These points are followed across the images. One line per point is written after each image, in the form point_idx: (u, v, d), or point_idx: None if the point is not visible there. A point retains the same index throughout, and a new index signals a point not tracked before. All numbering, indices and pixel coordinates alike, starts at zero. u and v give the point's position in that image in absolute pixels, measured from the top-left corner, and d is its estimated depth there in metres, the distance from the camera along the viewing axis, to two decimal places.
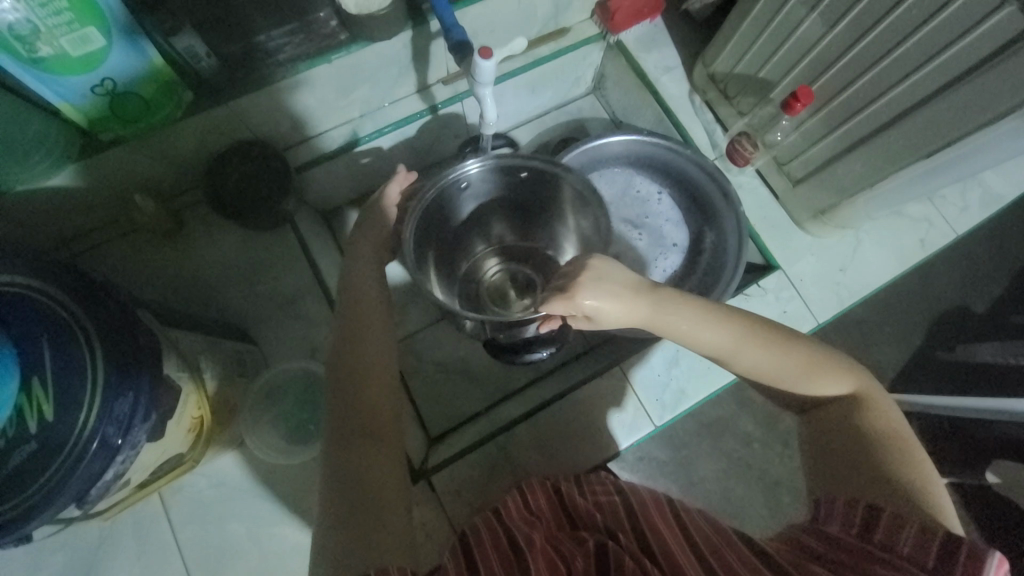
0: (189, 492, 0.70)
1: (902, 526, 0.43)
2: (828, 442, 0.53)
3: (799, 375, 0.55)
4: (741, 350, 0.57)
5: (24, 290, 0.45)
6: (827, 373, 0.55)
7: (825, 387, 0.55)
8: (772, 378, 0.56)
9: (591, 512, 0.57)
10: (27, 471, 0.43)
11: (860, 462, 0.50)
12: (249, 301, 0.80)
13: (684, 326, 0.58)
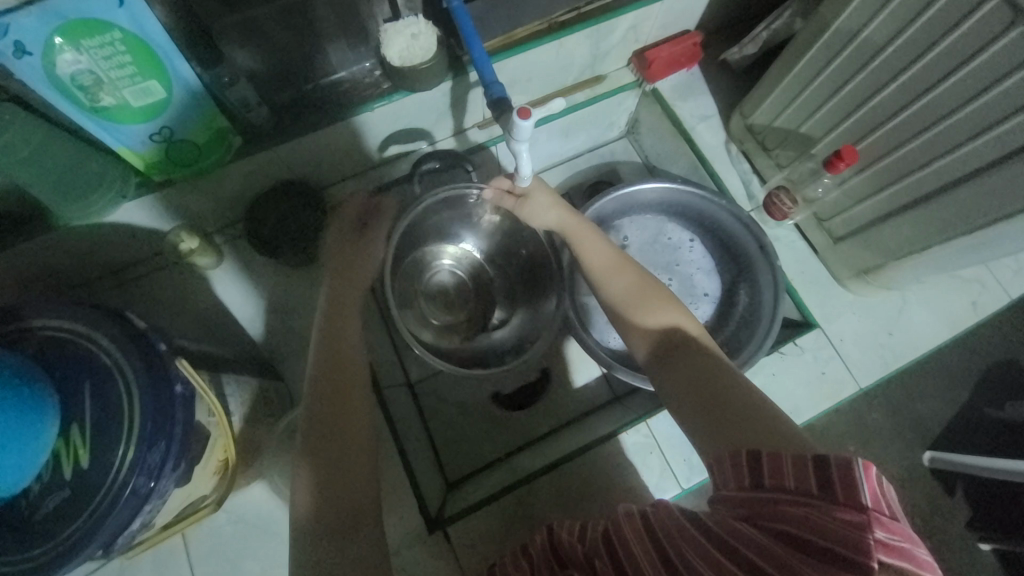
0: (210, 527, 0.71)
1: (781, 459, 0.44)
2: (650, 339, 0.61)
3: (657, 300, 0.64)
4: (612, 277, 0.68)
5: (71, 336, 0.47)
6: (664, 306, 0.63)
7: (655, 317, 0.62)
8: (626, 298, 0.66)
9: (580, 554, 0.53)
10: (57, 518, 0.44)
11: (721, 402, 0.52)
12: (280, 336, 0.82)
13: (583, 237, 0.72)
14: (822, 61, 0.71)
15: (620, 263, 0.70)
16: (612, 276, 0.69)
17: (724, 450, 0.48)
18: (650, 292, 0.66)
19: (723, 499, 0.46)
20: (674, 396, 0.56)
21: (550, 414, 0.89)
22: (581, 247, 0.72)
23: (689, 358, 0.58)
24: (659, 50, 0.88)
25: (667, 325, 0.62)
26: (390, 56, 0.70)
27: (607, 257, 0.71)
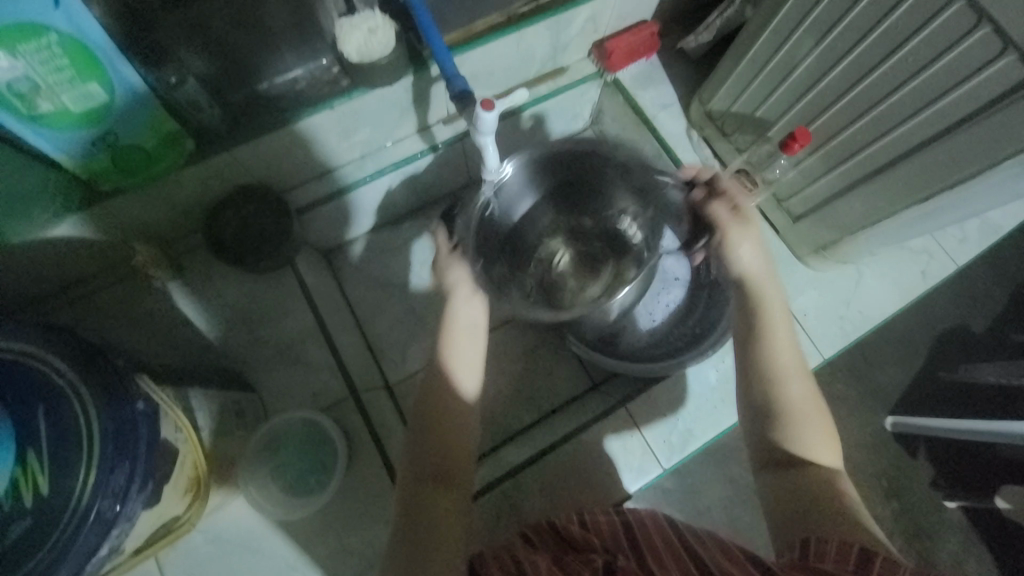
0: (186, 549, 0.68)
1: (896, 564, 0.42)
2: (787, 446, 0.56)
3: (822, 424, 0.57)
4: (791, 378, 0.59)
5: (19, 358, 0.44)
6: (824, 435, 0.57)
7: (817, 445, 0.56)
8: (792, 399, 0.58)
9: (588, 536, 0.58)
10: (16, 549, 0.41)
11: (816, 506, 0.51)
12: (249, 346, 0.79)
13: (766, 300, 0.63)
14: (774, 45, 0.74)
15: (800, 365, 0.61)
16: (787, 374, 0.59)
17: (823, 537, 0.47)
18: (821, 414, 0.58)
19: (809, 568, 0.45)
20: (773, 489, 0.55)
21: (532, 405, 0.89)
22: (769, 316, 0.62)
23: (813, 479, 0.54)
24: (618, 40, 0.90)
25: (813, 448, 0.56)
26: (348, 51, 0.68)
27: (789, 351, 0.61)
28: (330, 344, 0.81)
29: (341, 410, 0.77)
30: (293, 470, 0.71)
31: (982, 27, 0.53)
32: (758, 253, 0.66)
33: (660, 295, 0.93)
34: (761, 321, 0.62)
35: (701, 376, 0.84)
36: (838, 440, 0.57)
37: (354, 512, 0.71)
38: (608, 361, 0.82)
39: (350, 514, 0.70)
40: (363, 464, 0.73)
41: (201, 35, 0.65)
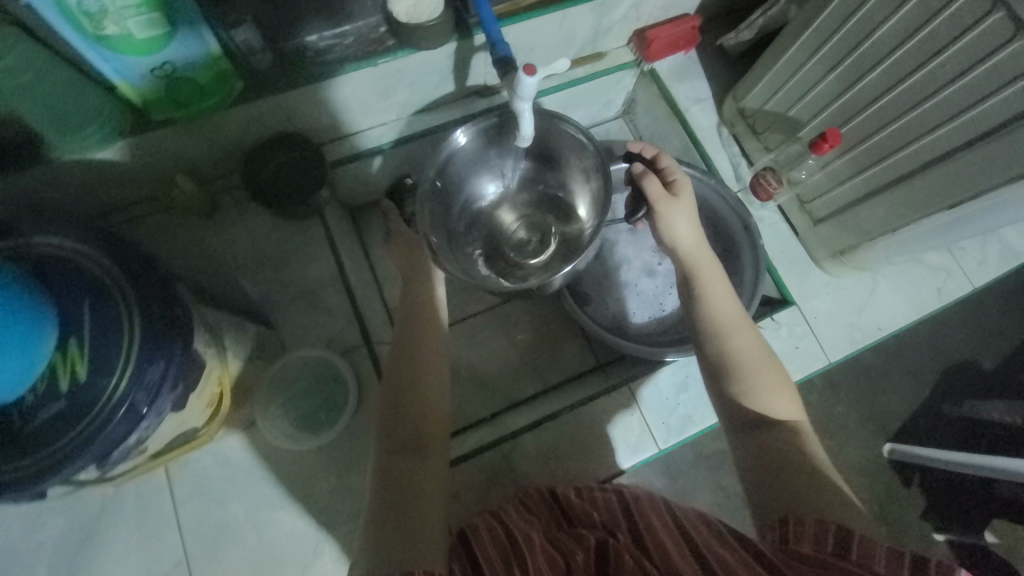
0: (195, 468, 0.71)
1: (873, 546, 0.42)
2: (750, 409, 0.58)
3: (772, 377, 0.59)
4: (735, 332, 0.62)
5: (73, 258, 0.48)
6: (780, 393, 0.59)
7: (775, 402, 0.58)
8: (740, 360, 0.60)
9: (587, 512, 0.61)
10: (49, 429, 0.44)
11: (793, 473, 0.52)
12: (273, 287, 0.82)
13: (701, 269, 0.66)
14: (813, 46, 0.75)
15: (742, 319, 0.64)
16: (733, 331, 0.62)
17: (801, 513, 0.48)
18: (767, 365, 0.60)
19: (785, 550, 0.46)
20: (748, 467, 0.55)
21: (536, 378, 0.91)
22: (705, 289, 0.65)
23: (779, 437, 0.55)
24: (659, 30, 0.91)
25: (770, 405, 0.58)
26: (398, 12, 0.71)
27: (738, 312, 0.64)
28: (349, 295, 0.83)
29: (355, 356, 0.79)
30: (304, 404, 0.74)
31: (1017, 39, 0.53)
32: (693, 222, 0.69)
33: (661, 296, 0.94)
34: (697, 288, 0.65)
35: None
36: (796, 398, 0.59)
37: (357, 453, 0.73)
38: (621, 343, 0.83)
39: (351, 455, 0.73)
40: (370, 410, 0.75)
41: None
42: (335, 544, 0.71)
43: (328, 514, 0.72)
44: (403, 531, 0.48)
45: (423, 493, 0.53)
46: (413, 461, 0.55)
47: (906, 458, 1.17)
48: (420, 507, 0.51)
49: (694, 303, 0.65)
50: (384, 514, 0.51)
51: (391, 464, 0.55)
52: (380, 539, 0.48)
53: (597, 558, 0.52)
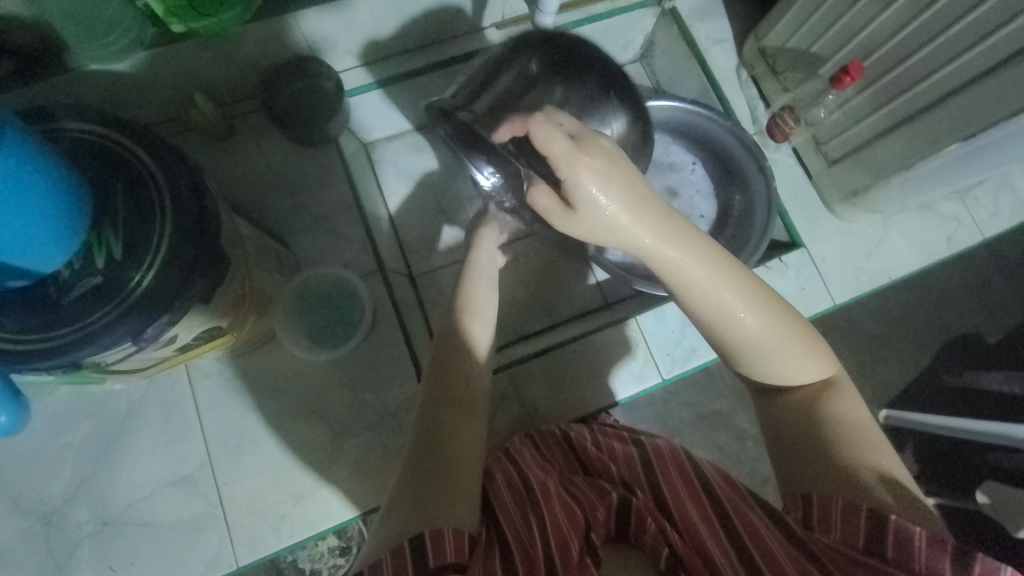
0: (214, 380, 0.74)
1: (910, 536, 0.43)
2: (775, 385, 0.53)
3: (790, 349, 0.51)
4: (737, 317, 0.50)
5: (107, 148, 0.49)
6: (801, 357, 0.52)
7: (794, 370, 0.52)
8: (746, 348, 0.51)
9: (604, 463, 0.61)
10: (87, 302, 0.47)
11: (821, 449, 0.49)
12: (289, 212, 0.83)
13: (668, 260, 0.49)
14: None
15: (745, 284, 0.50)
16: (732, 320, 0.50)
17: (831, 494, 0.47)
18: (776, 338, 0.50)
19: (815, 530, 0.47)
20: (774, 443, 0.53)
21: (544, 313, 0.92)
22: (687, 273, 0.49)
23: (800, 407, 0.52)
24: None
25: (791, 378, 0.52)
26: None
27: (731, 307, 0.49)
28: (363, 223, 0.84)
29: (369, 281, 0.81)
30: (319, 321, 0.77)
31: None
32: (640, 197, 0.47)
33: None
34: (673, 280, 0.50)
35: None
36: (817, 353, 0.52)
37: (371, 371, 0.76)
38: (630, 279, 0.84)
39: (365, 372, 0.76)
40: (383, 331, 0.78)
41: None
42: (348, 455, 0.74)
43: (342, 427, 0.75)
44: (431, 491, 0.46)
45: (459, 457, 0.51)
46: (454, 416, 0.54)
47: (902, 424, 1.13)
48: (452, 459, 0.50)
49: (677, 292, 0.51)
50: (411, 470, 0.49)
51: (429, 419, 0.53)
52: (406, 500, 0.46)
53: (618, 516, 0.53)
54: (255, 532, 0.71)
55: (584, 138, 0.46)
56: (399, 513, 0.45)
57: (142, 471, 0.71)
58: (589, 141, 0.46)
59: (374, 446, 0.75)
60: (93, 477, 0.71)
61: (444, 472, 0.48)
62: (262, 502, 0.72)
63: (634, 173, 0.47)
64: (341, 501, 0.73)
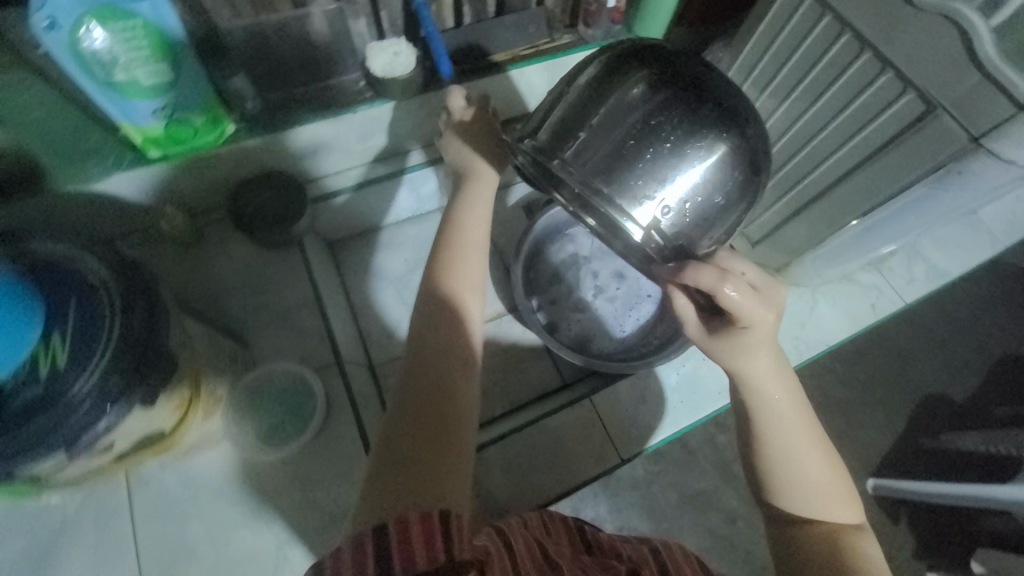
0: (157, 488, 0.71)
1: None
2: (828, 503, 0.56)
3: (842, 487, 0.58)
4: (811, 450, 0.57)
5: (65, 261, 0.53)
6: (843, 501, 0.57)
7: (841, 509, 0.57)
8: (815, 471, 0.57)
9: (611, 549, 0.69)
10: (25, 414, 0.47)
11: (828, 561, 0.53)
12: (251, 310, 0.87)
13: (767, 394, 0.58)
14: None
15: (816, 427, 0.59)
16: (809, 451, 0.57)
17: None
18: (837, 471, 0.58)
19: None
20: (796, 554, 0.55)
21: (503, 397, 0.94)
22: (776, 408, 0.58)
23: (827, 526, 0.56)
24: None
25: (830, 510, 0.56)
26: (375, 67, 0.79)
27: (807, 446, 0.57)
28: (323, 317, 0.88)
29: (326, 374, 0.82)
30: (269, 418, 0.76)
31: (880, 77, 0.64)
32: (766, 355, 0.57)
33: (631, 307, 0.99)
34: (764, 406, 0.58)
35: (662, 377, 0.90)
36: (855, 504, 0.58)
37: (325, 468, 0.74)
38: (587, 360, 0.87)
39: (318, 469, 0.74)
40: (338, 425, 0.77)
41: (258, 59, 0.76)
42: (296, 561, 0.70)
43: (292, 531, 0.71)
44: (411, 485, 0.48)
45: (454, 491, 0.50)
46: (446, 412, 0.54)
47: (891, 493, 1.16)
48: (444, 460, 0.51)
49: (755, 406, 0.58)
50: (398, 462, 0.50)
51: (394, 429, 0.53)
52: (385, 496, 0.48)
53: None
54: None
55: (764, 288, 0.55)
56: (377, 500, 0.48)
57: None
58: (770, 294, 0.54)
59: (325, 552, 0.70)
60: None
61: (425, 475, 0.49)
62: None
63: (773, 341, 0.56)
64: None
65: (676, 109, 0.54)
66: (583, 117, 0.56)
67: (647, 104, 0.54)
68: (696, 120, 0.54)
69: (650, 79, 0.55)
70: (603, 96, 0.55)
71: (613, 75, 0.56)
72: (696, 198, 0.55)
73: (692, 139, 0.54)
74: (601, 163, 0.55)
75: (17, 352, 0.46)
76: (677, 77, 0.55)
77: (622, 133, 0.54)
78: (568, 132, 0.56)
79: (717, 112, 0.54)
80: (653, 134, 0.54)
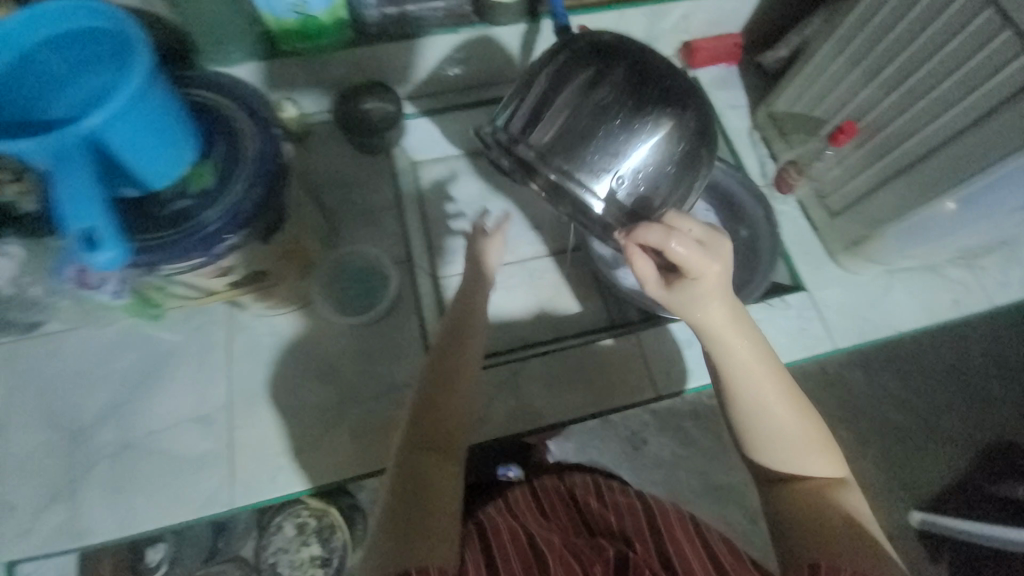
0: (248, 333, 0.83)
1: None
2: (804, 461, 0.56)
3: (815, 439, 0.57)
4: (780, 403, 0.56)
5: (216, 108, 0.64)
6: (818, 452, 0.57)
7: (816, 460, 0.56)
8: (786, 426, 0.56)
9: (604, 514, 0.68)
10: (176, 217, 0.58)
11: (817, 525, 0.52)
12: (340, 204, 0.96)
13: (730, 352, 0.56)
14: (835, 52, 0.85)
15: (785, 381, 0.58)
16: (777, 404, 0.56)
17: (833, 553, 0.48)
18: (808, 423, 0.57)
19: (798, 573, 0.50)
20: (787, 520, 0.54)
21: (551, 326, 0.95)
22: (743, 364, 0.56)
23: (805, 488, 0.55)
24: (703, 42, 1.02)
25: (808, 467, 0.56)
26: None
27: (776, 401, 0.56)
28: (400, 220, 0.95)
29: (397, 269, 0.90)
30: (346, 291, 0.86)
31: (1003, 34, 0.62)
32: (723, 305, 0.56)
33: None
34: (730, 367, 0.56)
35: None
36: (833, 453, 0.58)
37: (385, 346, 0.83)
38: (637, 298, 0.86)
39: (379, 346, 0.83)
40: (402, 313, 0.86)
41: None
42: (350, 417, 0.79)
43: (348, 392, 0.81)
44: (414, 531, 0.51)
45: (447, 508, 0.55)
46: (439, 464, 0.58)
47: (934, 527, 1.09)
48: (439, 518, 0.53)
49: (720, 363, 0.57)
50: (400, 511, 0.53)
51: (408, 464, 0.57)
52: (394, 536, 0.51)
53: (616, 565, 0.59)
54: (256, 474, 0.76)
55: (709, 239, 0.56)
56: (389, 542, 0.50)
57: (169, 404, 0.79)
58: (716, 245, 0.55)
59: (375, 414, 0.80)
60: (129, 402, 0.79)
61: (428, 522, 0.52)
62: (266, 446, 0.77)
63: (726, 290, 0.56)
64: (335, 461, 0.77)
65: (626, 95, 0.61)
66: (545, 104, 0.63)
67: (600, 92, 0.61)
68: (643, 106, 0.61)
69: (602, 70, 0.62)
70: (559, 92, 0.62)
71: (569, 65, 0.63)
72: (644, 174, 0.62)
73: (640, 121, 0.61)
74: (565, 147, 0.62)
75: (177, 169, 0.58)
76: (622, 65, 0.62)
77: (583, 122, 0.61)
78: (533, 116, 0.63)
79: (659, 94, 0.62)
80: (605, 118, 0.61)
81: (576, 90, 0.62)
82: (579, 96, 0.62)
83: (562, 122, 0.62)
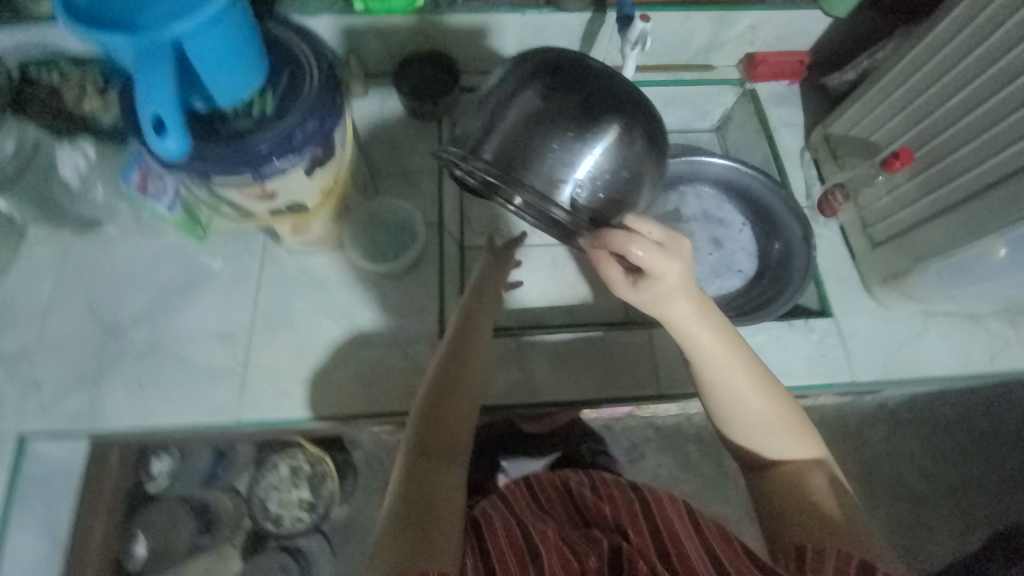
0: (280, 264, 0.87)
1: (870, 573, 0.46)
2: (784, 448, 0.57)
3: (793, 424, 0.58)
4: (755, 393, 0.57)
5: (287, 42, 0.68)
6: (799, 437, 0.58)
7: (795, 445, 0.58)
8: (761, 415, 0.57)
9: (600, 508, 0.60)
10: (237, 133, 0.62)
11: (800, 513, 0.54)
12: (384, 161, 0.99)
13: (698, 350, 0.57)
14: (903, 78, 0.83)
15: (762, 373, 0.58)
16: (752, 394, 0.57)
17: (821, 543, 0.50)
18: (787, 409, 0.58)
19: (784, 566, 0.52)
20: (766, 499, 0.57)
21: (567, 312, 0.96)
22: (715, 359, 0.57)
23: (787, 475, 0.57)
24: (769, 54, 1.01)
25: (788, 452, 0.57)
26: None
27: (751, 394, 0.57)
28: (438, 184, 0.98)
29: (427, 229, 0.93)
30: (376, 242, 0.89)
31: None
32: (691, 304, 0.55)
33: (718, 276, 0.96)
34: (702, 362, 0.57)
35: None
36: (815, 435, 0.58)
37: (404, 298, 0.86)
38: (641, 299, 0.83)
39: (398, 297, 0.86)
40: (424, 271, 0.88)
41: None
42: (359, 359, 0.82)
43: (362, 335, 0.84)
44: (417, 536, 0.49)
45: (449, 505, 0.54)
46: (439, 468, 0.57)
47: None
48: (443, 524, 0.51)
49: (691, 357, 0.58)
50: (406, 514, 0.51)
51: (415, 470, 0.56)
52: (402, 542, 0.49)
53: (613, 565, 0.53)
54: (263, 395, 0.80)
55: (669, 242, 0.55)
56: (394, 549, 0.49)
57: (198, 316, 0.84)
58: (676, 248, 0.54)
59: (383, 360, 0.82)
60: (163, 309, 0.84)
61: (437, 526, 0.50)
62: (277, 372, 0.81)
63: (692, 287, 0.55)
64: (337, 397, 0.80)
65: (574, 108, 0.61)
66: (496, 116, 0.63)
67: (546, 104, 0.62)
68: (592, 119, 0.61)
69: (548, 85, 0.62)
70: (509, 107, 0.63)
71: (516, 80, 0.64)
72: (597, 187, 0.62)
73: (588, 133, 0.61)
74: (518, 155, 0.61)
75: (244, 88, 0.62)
76: (567, 80, 0.62)
77: (532, 137, 0.61)
78: (488, 127, 0.64)
79: (605, 105, 0.62)
80: (553, 132, 0.61)
81: (524, 103, 0.63)
82: (529, 109, 0.62)
83: (514, 136, 0.62)
